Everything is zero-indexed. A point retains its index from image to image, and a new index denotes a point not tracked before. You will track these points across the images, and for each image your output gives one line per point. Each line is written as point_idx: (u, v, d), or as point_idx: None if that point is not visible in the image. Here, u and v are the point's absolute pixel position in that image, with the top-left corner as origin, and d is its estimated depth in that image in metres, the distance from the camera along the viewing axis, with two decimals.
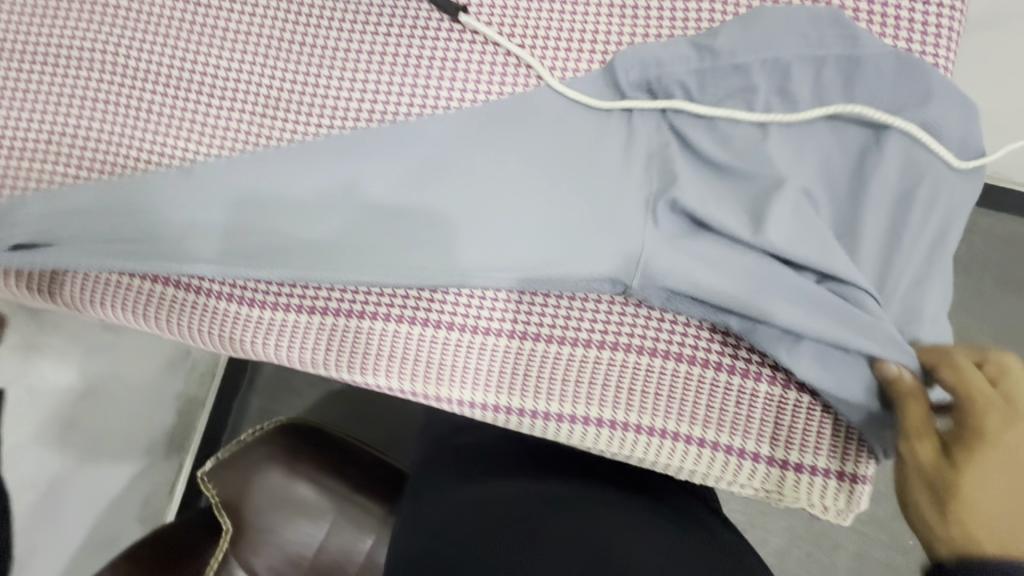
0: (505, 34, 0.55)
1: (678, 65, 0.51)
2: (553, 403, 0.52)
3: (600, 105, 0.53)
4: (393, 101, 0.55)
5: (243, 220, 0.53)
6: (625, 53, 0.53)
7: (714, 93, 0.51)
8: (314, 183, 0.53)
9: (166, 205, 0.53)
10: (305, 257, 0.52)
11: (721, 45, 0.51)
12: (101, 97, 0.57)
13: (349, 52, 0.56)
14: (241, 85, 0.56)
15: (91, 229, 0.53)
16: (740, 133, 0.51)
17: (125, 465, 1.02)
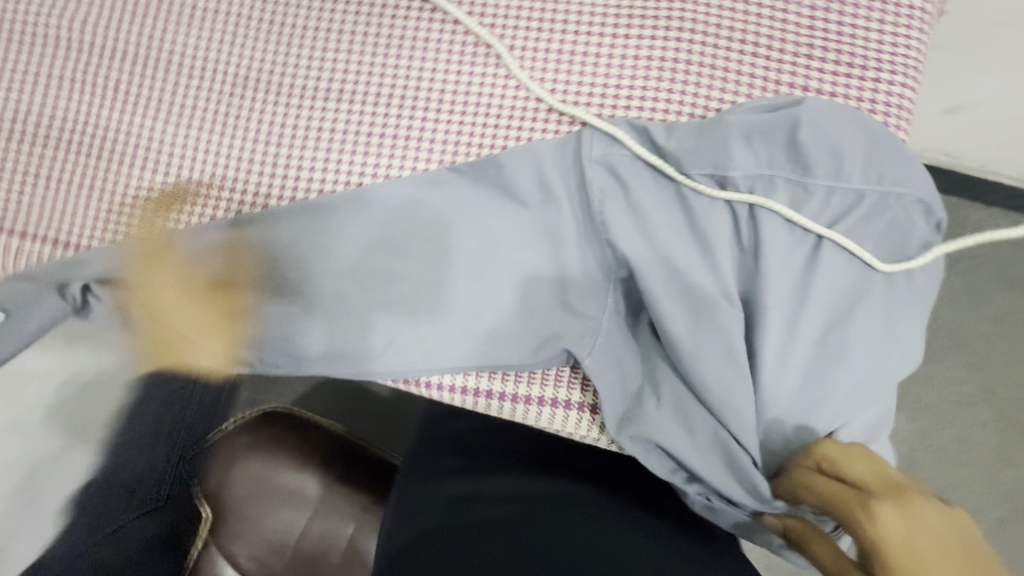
0: (476, 16, 0.53)
1: (630, 152, 0.49)
2: (521, 386, 0.52)
3: (546, 186, 0.50)
4: (361, 82, 0.53)
5: (228, 277, 0.52)
6: (587, 130, 0.50)
7: (661, 185, 0.49)
8: (296, 253, 0.52)
9: (159, 257, 0.52)
10: (284, 319, 0.52)
11: (673, 145, 0.48)
12: (66, 78, 0.55)
13: (316, 30, 0.54)
14: (207, 67, 0.55)
15: (86, 266, 0.53)
16: (673, 229, 0.48)
17: None
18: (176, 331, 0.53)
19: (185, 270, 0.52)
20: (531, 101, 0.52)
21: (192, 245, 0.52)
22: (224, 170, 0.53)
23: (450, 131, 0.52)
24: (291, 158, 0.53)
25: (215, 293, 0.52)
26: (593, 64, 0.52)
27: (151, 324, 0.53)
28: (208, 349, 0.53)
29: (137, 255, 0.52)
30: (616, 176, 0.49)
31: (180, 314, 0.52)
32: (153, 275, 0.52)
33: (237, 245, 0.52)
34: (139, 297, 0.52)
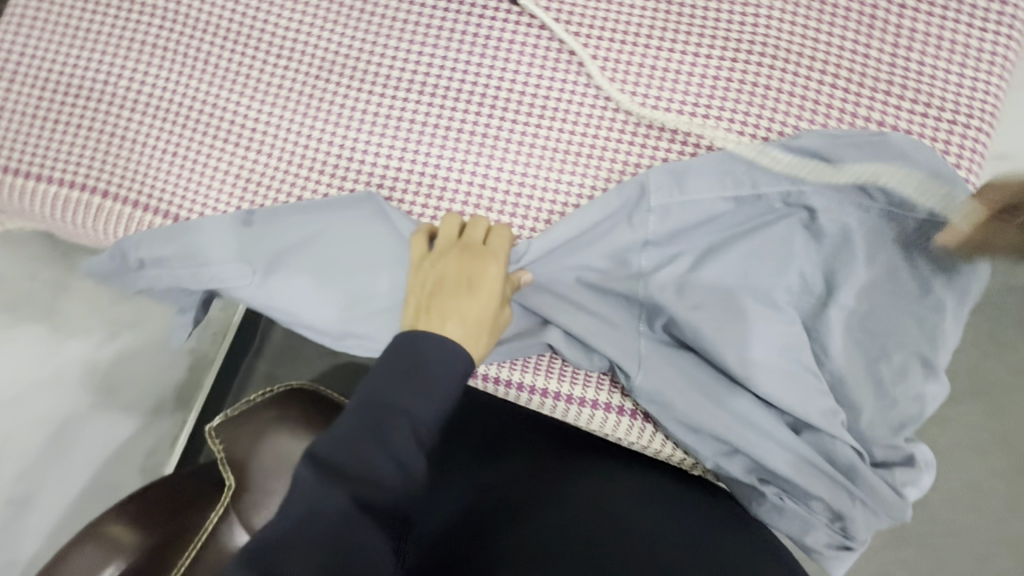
0: (563, 22, 0.55)
1: (698, 192, 0.49)
2: (577, 387, 0.50)
3: (603, 216, 0.50)
4: (445, 76, 0.55)
5: (294, 267, 0.54)
6: (650, 172, 0.49)
7: (732, 214, 0.49)
8: (355, 250, 0.54)
9: (224, 241, 0.53)
10: (347, 312, 0.54)
11: (745, 175, 0.49)
12: (159, 44, 0.56)
13: (406, 22, 0.56)
14: (297, 47, 0.56)
15: (161, 242, 0.53)
16: (734, 262, 0.49)
17: (131, 418, 1.04)
18: (439, 312, 0.47)
19: (497, 263, 0.49)
20: (610, 110, 0.53)
21: (499, 242, 0.50)
22: (306, 149, 0.55)
23: (528, 131, 0.54)
24: (371, 143, 0.55)
25: (495, 284, 0.48)
26: (673, 80, 0.53)
27: (415, 301, 0.49)
28: (465, 331, 0.47)
29: (458, 242, 0.50)
30: (673, 221, 0.49)
31: (458, 296, 0.47)
32: (455, 260, 0.49)
33: (506, 244, 0.51)
34: (419, 286, 0.49)
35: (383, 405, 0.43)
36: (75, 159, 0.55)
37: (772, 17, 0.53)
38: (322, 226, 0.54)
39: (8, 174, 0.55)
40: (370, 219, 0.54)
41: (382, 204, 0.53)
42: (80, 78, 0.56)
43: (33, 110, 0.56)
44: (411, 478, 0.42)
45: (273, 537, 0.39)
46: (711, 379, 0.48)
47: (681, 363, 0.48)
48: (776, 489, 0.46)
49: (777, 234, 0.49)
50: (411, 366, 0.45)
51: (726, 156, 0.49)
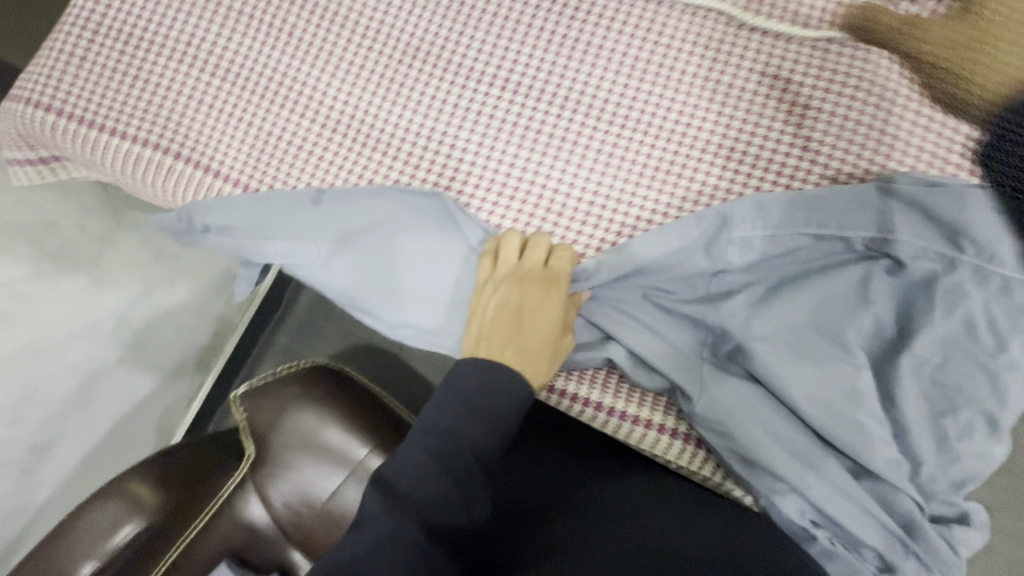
0: (655, 34, 0.54)
1: (781, 229, 0.47)
2: (631, 404, 0.51)
3: (680, 242, 0.48)
4: (530, 75, 0.54)
5: (355, 256, 0.53)
6: (736, 204, 0.47)
7: (812, 253, 0.48)
8: (416, 247, 0.53)
9: (290, 220, 0.53)
10: (401, 306, 0.53)
11: (834, 216, 0.47)
12: (243, 10, 0.56)
13: (494, 16, 0.55)
14: (380, 27, 0.55)
15: (230, 213, 0.53)
16: (808, 301, 0.48)
17: (150, 377, 0.98)
18: (498, 339, 0.48)
19: (558, 290, 0.50)
20: (695, 128, 0.52)
21: (561, 265, 0.50)
22: (381, 133, 0.54)
23: (608, 140, 0.53)
24: (447, 133, 0.54)
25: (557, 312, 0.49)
26: (765, 103, 0.52)
27: (477, 325, 0.50)
28: (522, 359, 0.48)
29: (519, 266, 0.51)
30: (752, 256, 0.48)
31: (517, 326, 0.49)
32: (515, 286, 0.50)
33: (568, 265, 0.50)
34: (479, 311, 0.50)
35: (440, 431, 0.45)
36: (149, 117, 0.55)
37: (874, 50, 0.51)
38: (386, 219, 0.53)
39: (83, 126, 0.55)
40: (434, 218, 0.53)
41: (451, 202, 0.52)
42: (161, 36, 0.55)
43: (113, 63, 0.55)
44: (470, 502, 0.44)
45: (342, 559, 0.40)
46: (773, 416, 0.46)
47: (746, 399, 0.47)
48: (827, 532, 0.46)
49: (853, 279, 0.47)
50: (461, 393, 0.46)
51: (813, 194, 0.47)
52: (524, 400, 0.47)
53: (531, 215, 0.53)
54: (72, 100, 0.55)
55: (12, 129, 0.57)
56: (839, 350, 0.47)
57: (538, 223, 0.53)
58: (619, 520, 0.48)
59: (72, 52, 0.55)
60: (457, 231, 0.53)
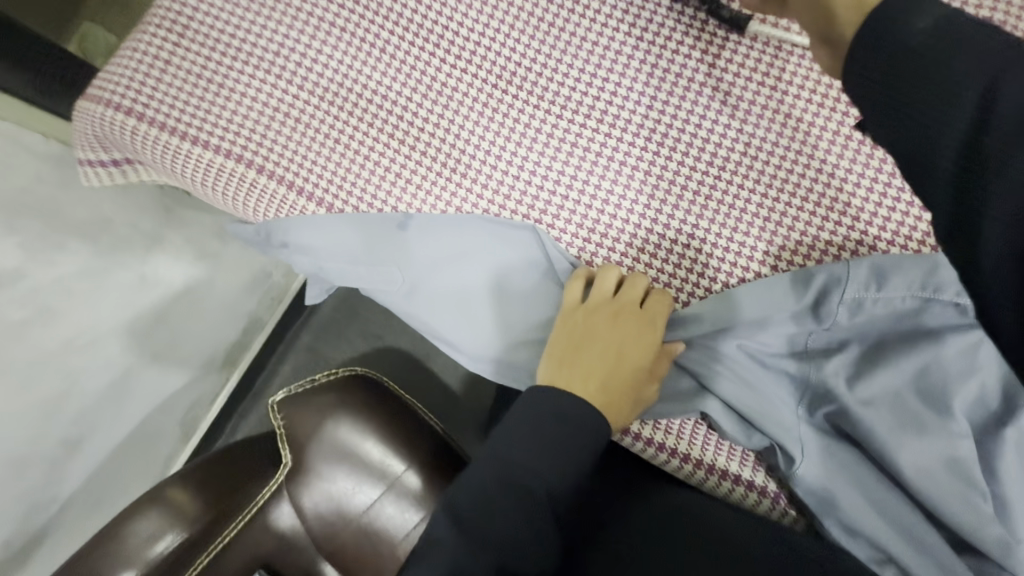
0: (762, 75, 0.52)
1: (894, 292, 0.46)
2: (721, 458, 0.49)
3: (785, 297, 0.48)
4: (629, 109, 0.53)
5: (440, 283, 0.52)
6: (852, 264, 0.47)
7: (926, 319, 0.47)
8: (505, 278, 0.52)
9: (376, 243, 0.52)
10: (482, 338, 0.52)
11: (949, 281, 0.46)
12: (336, 23, 0.54)
13: (594, 45, 0.53)
14: (476, 50, 0.54)
15: (313, 231, 0.52)
16: (914, 366, 0.46)
17: (182, 372, 0.98)
18: (582, 371, 0.49)
19: (651, 334, 0.49)
20: (797, 176, 0.51)
21: (657, 310, 0.49)
22: (474, 159, 0.52)
23: (706, 181, 0.51)
24: (541, 164, 0.52)
25: (647, 353, 0.49)
26: (870, 153, 0.50)
27: (559, 355, 0.50)
28: (604, 394, 0.49)
29: (613, 304, 0.49)
30: (860, 316, 0.47)
31: (603, 362, 0.50)
32: (608, 322, 0.49)
33: (664, 309, 0.49)
34: (566, 340, 0.50)
35: (516, 458, 0.46)
36: (233, 127, 0.53)
37: None
38: (476, 248, 0.51)
39: (163, 131, 0.53)
40: (524, 249, 0.52)
41: (544, 238, 0.51)
42: (250, 43, 0.54)
43: (197, 68, 0.53)
44: (540, 533, 0.45)
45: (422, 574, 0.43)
46: (871, 482, 0.46)
47: (845, 463, 0.46)
48: None
49: (965, 348, 0.46)
50: (537, 424, 0.47)
51: (935, 259, 0.47)
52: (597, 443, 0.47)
53: (623, 253, 0.52)
54: (153, 104, 0.53)
55: (88, 131, 0.55)
56: (945, 419, 0.46)
57: (629, 261, 0.52)
58: (675, 539, 0.49)
59: (156, 54, 0.54)
60: (546, 264, 0.52)
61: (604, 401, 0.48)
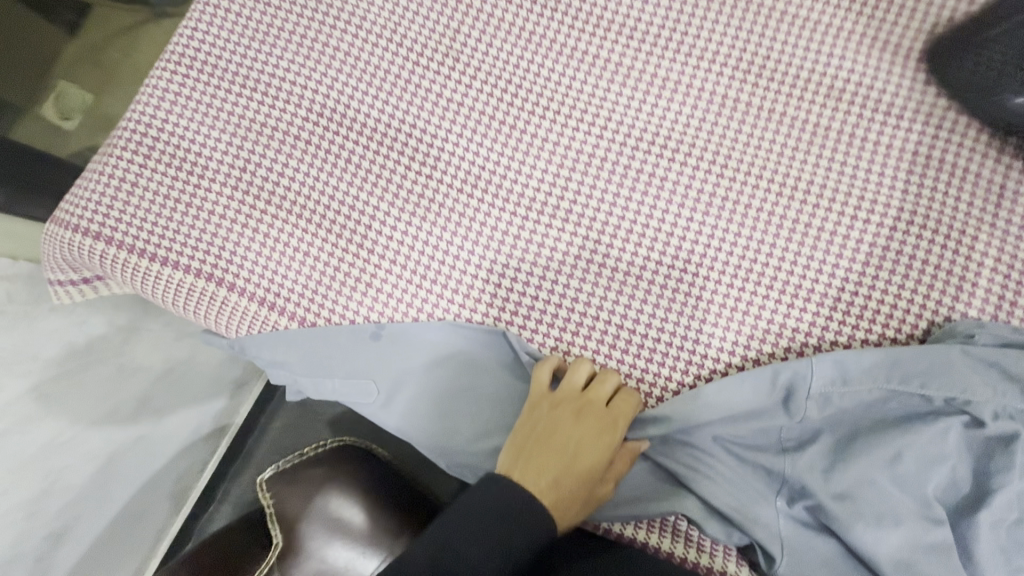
0: (718, 169, 0.54)
1: (860, 386, 0.48)
2: (701, 554, 0.50)
3: (755, 395, 0.49)
4: (593, 207, 0.54)
5: (410, 389, 0.52)
6: (817, 360, 0.49)
7: (889, 410, 0.49)
8: (475, 379, 0.53)
9: (345, 355, 0.52)
10: (449, 439, 0.52)
11: (911, 372, 0.48)
12: (302, 136, 0.55)
13: (554, 146, 0.55)
14: (440, 155, 0.55)
15: (284, 347, 0.52)
16: (887, 455, 0.47)
17: (168, 448, 0.97)
18: (537, 466, 0.48)
19: (615, 431, 0.49)
20: (761, 266, 0.52)
21: (626, 406, 0.50)
22: (442, 264, 0.53)
23: (672, 275, 0.53)
24: (510, 265, 0.53)
25: (604, 453, 0.49)
26: (826, 240, 0.52)
27: (519, 447, 0.49)
28: (553, 493, 0.48)
29: (581, 402, 0.49)
30: (828, 410, 0.48)
31: (555, 457, 0.49)
32: (571, 418, 0.49)
33: (630, 409, 0.50)
34: (527, 430, 0.50)
35: (452, 547, 0.46)
36: (201, 246, 0.53)
37: (937, 188, 0.52)
38: (447, 353, 0.52)
39: (131, 254, 0.53)
40: (496, 351, 0.53)
41: (515, 341, 0.52)
42: (215, 161, 0.54)
43: (163, 189, 0.54)
44: None
45: None
46: (845, 569, 0.48)
47: (820, 552, 0.48)
48: None
49: (936, 437, 0.47)
50: (483, 506, 0.47)
51: (895, 353, 0.48)
52: (540, 536, 0.46)
53: (595, 349, 0.52)
54: (120, 227, 0.54)
55: (56, 255, 0.55)
56: (920, 505, 0.47)
57: (602, 356, 0.52)
58: None
59: (122, 178, 0.54)
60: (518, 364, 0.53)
61: (552, 498, 0.48)
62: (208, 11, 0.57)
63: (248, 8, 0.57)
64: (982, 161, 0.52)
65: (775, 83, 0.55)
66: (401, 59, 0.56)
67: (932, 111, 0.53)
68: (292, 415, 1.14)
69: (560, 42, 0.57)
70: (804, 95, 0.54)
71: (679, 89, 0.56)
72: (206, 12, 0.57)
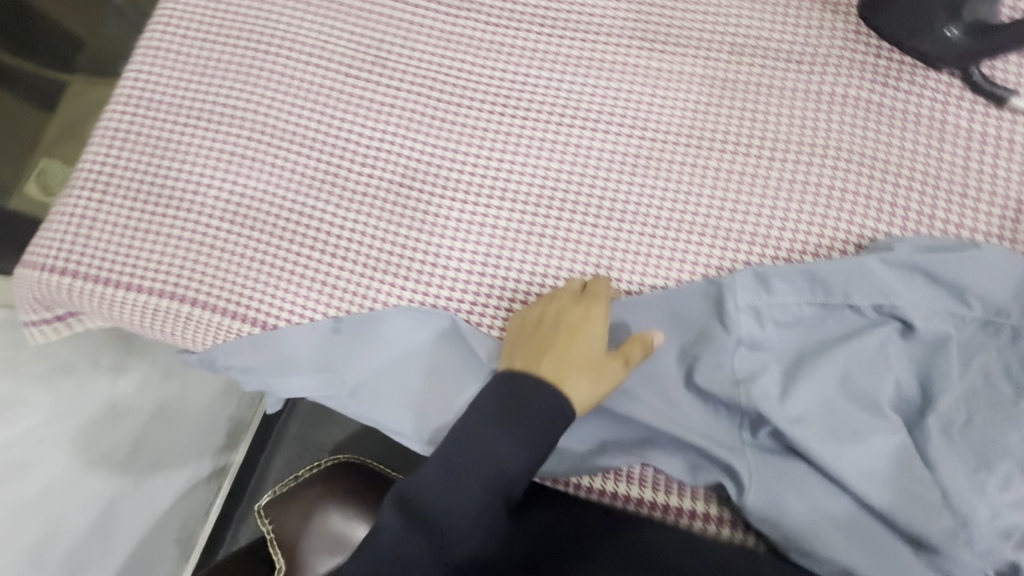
0: (640, 133, 0.57)
1: (784, 296, 0.51)
2: (670, 496, 0.52)
3: (687, 315, 0.53)
4: (527, 183, 0.57)
5: (371, 372, 0.54)
6: (737, 274, 0.52)
7: (825, 323, 0.51)
8: (433, 355, 0.54)
9: (308, 349, 0.54)
10: (413, 414, 0.54)
11: (835, 283, 0.51)
12: (246, 154, 0.58)
13: (485, 130, 0.58)
14: (378, 154, 0.58)
15: (248, 350, 0.54)
16: (834, 370, 0.50)
17: (169, 492, 0.97)
18: (534, 357, 0.49)
19: (598, 305, 0.50)
20: (691, 215, 0.56)
21: (600, 287, 0.51)
22: (392, 253, 0.56)
23: (609, 235, 0.56)
24: (455, 246, 0.56)
25: (594, 327, 0.49)
26: (747, 185, 0.55)
27: (517, 343, 0.50)
28: (558, 376, 0.48)
29: (557, 295, 0.52)
30: (762, 323, 0.51)
31: (549, 343, 0.49)
32: (553, 307, 0.51)
33: (606, 288, 0.52)
34: (525, 328, 0.51)
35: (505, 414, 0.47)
36: (163, 267, 0.56)
37: (844, 122, 0.56)
38: (401, 335, 0.55)
39: (98, 284, 0.56)
40: (447, 327, 0.55)
41: (464, 326, 0.54)
42: (169, 188, 0.58)
43: (123, 220, 0.57)
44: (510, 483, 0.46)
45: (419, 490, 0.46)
46: (810, 490, 0.49)
47: (789, 476, 0.49)
48: None
49: (870, 342, 0.50)
50: (498, 440, 0.46)
51: (812, 264, 0.52)
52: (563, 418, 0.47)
53: None
54: (86, 260, 0.57)
55: (29, 296, 0.58)
56: (866, 409, 0.49)
57: None
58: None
59: (84, 215, 0.58)
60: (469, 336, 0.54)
61: (557, 380, 0.47)
62: (149, 54, 0.61)
63: (186, 46, 0.61)
64: (882, 91, 0.56)
65: (683, 47, 0.58)
66: (333, 70, 0.60)
67: (829, 55, 0.57)
68: (290, 444, 1.15)
69: (479, 34, 0.60)
70: (711, 53, 0.58)
71: (594, 63, 0.59)
72: (148, 55, 0.61)
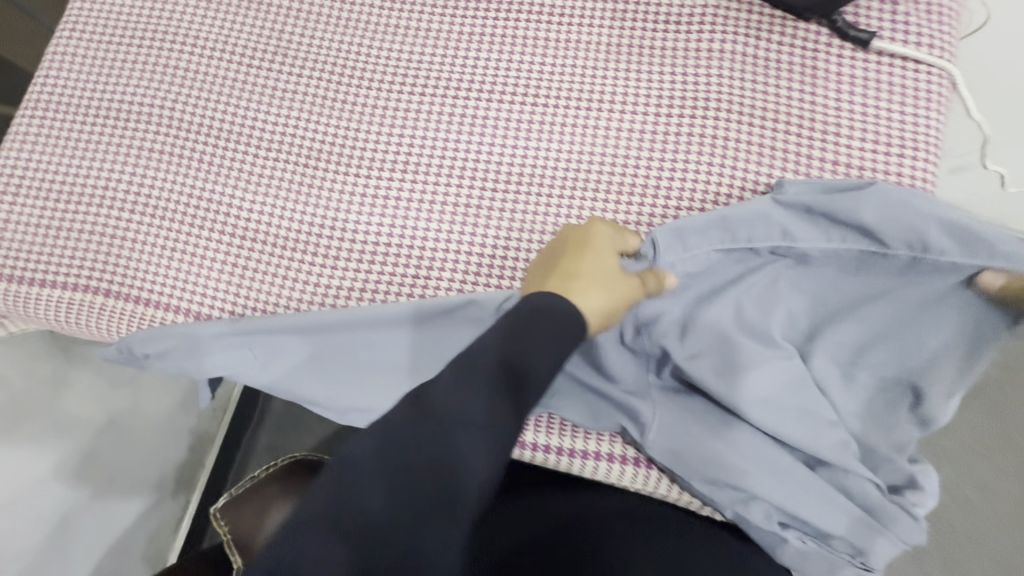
0: (532, 99, 0.60)
1: (699, 247, 0.51)
2: (576, 440, 0.54)
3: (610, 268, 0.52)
4: (427, 154, 0.59)
5: (288, 352, 0.55)
6: (657, 233, 0.50)
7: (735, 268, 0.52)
8: (349, 330, 0.54)
9: (224, 333, 0.54)
10: (332, 386, 0.55)
11: (746, 229, 0.51)
12: (154, 147, 0.60)
13: (384, 108, 0.60)
14: (283, 138, 0.60)
15: (165, 338, 0.54)
16: (738, 312, 0.51)
17: (130, 505, 0.96)
18: (543, 275, 0.45)
19: (608, 227, 0.49)
20: (585, 173, 0.58)
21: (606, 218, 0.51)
22: (301, 232, 0.58)
23: (507, 197, 0.58)
24: (361, 219, 0.58)
25: (605, 243, 0.47)
26: (636, 140, 0.58)
27: (531, 273, 0.48)
28: (567, 284, 0.43)
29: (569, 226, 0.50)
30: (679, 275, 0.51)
31: (560, 260, 0.46)
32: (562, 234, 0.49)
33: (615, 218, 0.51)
34: (533, 263, 0.49)
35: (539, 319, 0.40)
36: (75, 262, 0.57)
37: (723, 74, 0.59)
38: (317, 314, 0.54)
39: (13, 283, 0.57)
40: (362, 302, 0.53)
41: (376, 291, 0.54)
42: (80, 186, 0.59)
43: (35, 219, 0.59)
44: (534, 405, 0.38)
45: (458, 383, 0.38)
46: (710, 422, 0.51)
47: (693, 413, 0.51)
48: (797, 533, 0.50)
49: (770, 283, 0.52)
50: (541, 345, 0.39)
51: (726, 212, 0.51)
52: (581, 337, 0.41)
53: (451, 277, 0.56)
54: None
55: None
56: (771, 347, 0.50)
57: (459, 280, 0.56)
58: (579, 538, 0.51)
59: None
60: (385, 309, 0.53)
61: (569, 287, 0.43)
62: (57, 61, 0.63)
63: (92, 51, 0.63)
64: (756, 43, 0.59)
65: (567, 16, 0.61)
66: (235, 62, 0.62)
67: (704, 13, 0.60)
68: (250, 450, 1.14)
69: (374, 18, 0.62)
70: (592, 21, 0.61)
71: (484, 38, 0.61)
72: (54, 60, 0.63)
